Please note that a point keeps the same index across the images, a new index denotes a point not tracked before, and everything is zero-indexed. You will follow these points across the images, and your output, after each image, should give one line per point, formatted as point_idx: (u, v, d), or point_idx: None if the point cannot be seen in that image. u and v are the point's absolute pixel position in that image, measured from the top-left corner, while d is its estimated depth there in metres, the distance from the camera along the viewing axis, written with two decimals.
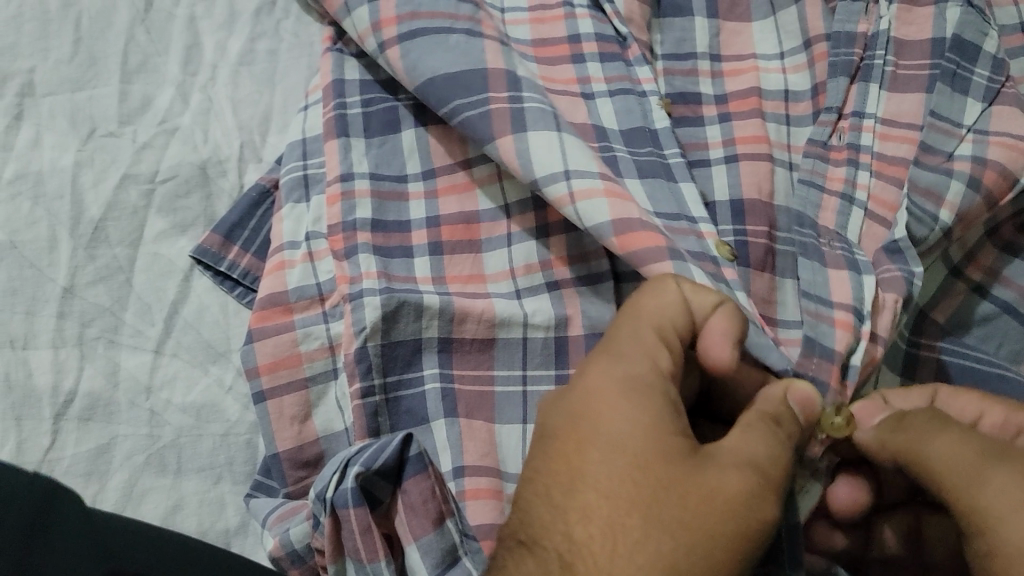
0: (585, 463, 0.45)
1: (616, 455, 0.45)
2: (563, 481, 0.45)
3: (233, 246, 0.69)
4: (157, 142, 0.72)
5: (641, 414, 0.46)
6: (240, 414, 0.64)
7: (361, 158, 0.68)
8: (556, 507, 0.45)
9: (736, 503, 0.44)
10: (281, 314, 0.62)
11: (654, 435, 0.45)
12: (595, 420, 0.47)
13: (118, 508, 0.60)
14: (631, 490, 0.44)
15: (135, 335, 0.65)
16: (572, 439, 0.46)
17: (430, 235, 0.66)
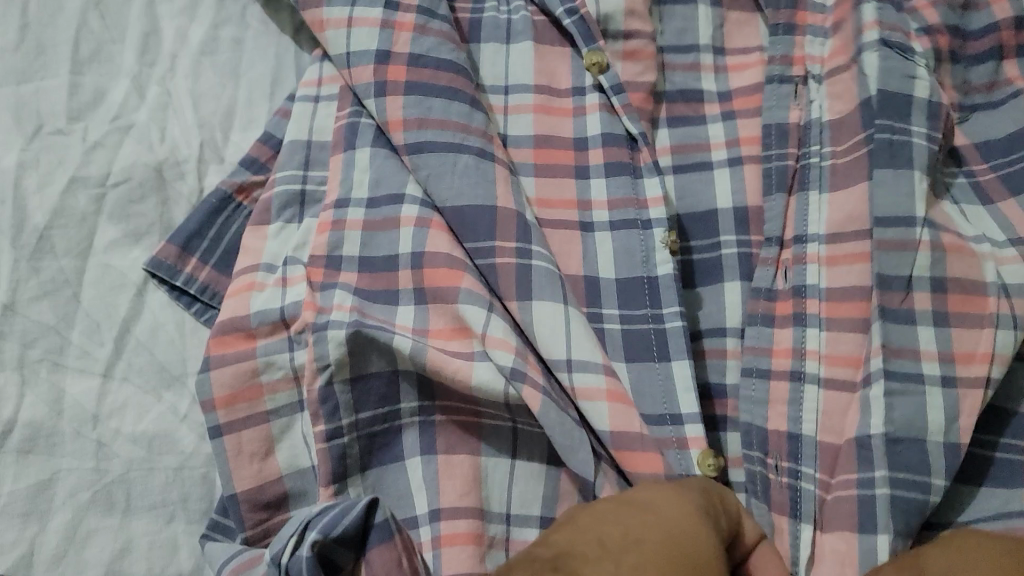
0: (599, 554, 0.43)
1: (614, 562, 0.43)
2: (557, 559, 0.43)
3: (191, 258, 0.63)
4: (109, 141, 0.66)
5: (652, 544, 0.44)
6: (196, 445, 0.59)
7: (361, 176, 0.62)
8: (540, 569, 0.43)
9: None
10: (243, 342, 0.57)
11: (671, 528, 0.46)
12: (607, 542, 0.45)
13: (60, 552, 0.54)
14: (614, 571, 0.42)
15: (82, 357, 0.60)
16: (582, 547, 0.44)
17: (414, 277, 0.58)
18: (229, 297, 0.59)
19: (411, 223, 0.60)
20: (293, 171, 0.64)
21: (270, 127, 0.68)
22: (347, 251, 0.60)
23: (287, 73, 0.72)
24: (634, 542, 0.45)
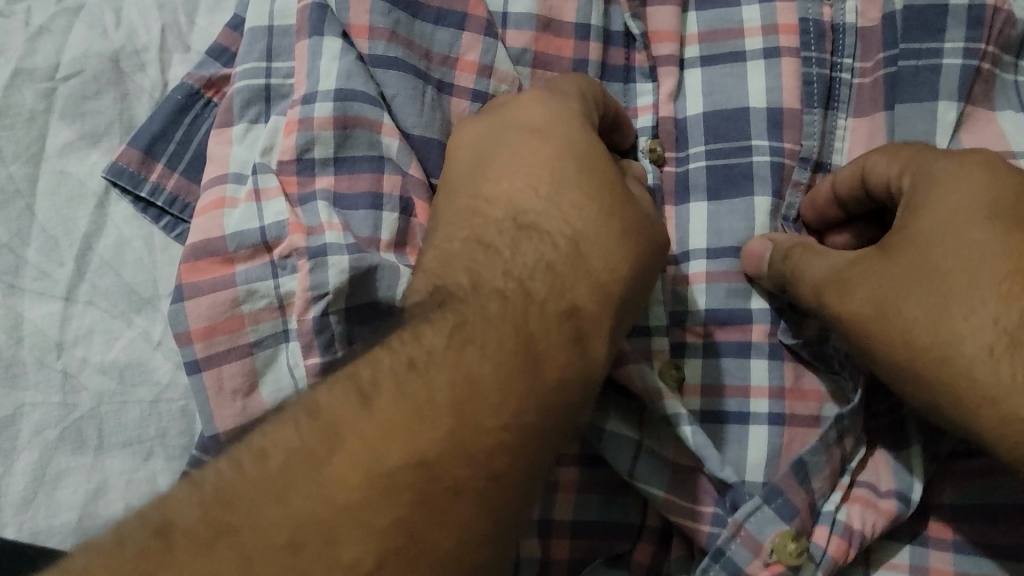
0: (482, 174, 0.46)
1: (522, 239, 0.43)
2: (374, 417, 0.34)
3: (156, 164, 0.56)
4: (57, 26, 0.58)
5: (547, 121, 0.46)
6: (172, 375, 0.54)
7: (330, 66, 0.53)
8: (288, 471, 0.33)
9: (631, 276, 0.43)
10: (219, 267, 0.51)
11: (584, 137, 0.45)
12: (494, 147, 0.46)
13: (28, 495, 0.50)
14: (359, 533, 0.33)
15: (40, 278, 0.54)
16: (480, 162, 0.47)
17: (400, 187, 0.53)
18: (199, 215, 0.53)
19: (394, 131, 0.53)
20: (255, 63, 0.56)
21: (239, 9, 0.59)
22: (321, 154, 0.52)
23: None
24: (475, 415, 0.36)
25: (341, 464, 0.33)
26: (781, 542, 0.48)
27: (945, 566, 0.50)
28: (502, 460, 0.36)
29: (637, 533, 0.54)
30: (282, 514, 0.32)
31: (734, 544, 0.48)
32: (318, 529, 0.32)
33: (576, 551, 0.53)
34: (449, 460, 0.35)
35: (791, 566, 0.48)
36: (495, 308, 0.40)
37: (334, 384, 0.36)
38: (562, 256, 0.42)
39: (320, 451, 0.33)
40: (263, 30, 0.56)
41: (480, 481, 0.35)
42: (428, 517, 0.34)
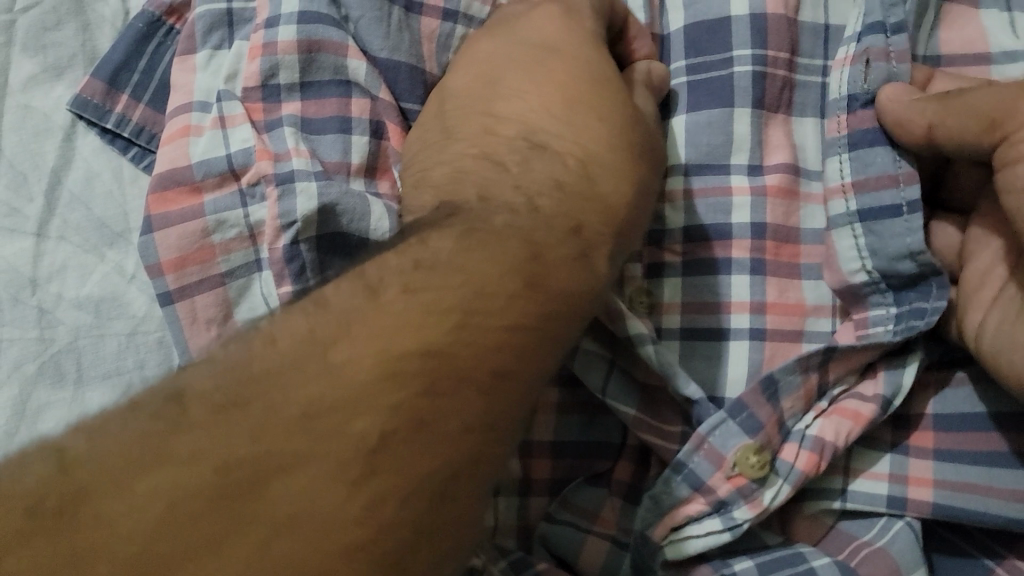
0: (498, 91, 0.47)
1: (541, 156, 0.43)
2: (387, 314, 0.33)
3: (121, 95, 0.55)
4: None
5: (555, 47, 0.47)
6: (147, 308, 0.53)
7: None
8: (310, 353, 0.31)
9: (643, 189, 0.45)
10: (187, 197, 0.51)
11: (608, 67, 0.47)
12: (503, 64, 0.48)
13: (10, 429, 0.51)
14: (377, 422, 0.30)
15: (10, 214, 0.53)
16: (490, 82, 0.47)
17: (372, 110, 0.53)
18: (165, 144, 0.52)
19: (362, 57, 0.52)
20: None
21: None
22: (285, 80, 0.52)
23: None
24: (495, 314, 0.35)
25: (367, 351, 0.32)
26: (743, 454, 0.48)
27: (925, 474, 0.50)
28: (520, 373, 0.35)
29: (617, 451, 0.54)
30: (296, 402, 0.30)
31: (696, 459, 0.49)
32: (345, 408, 0.30)
33: (557, 472, 0.54)
34: (471, 358, 0.33)
35: (753, 478, 0.48)
36: (520, 221, 0.39)
37: (355, 277, 0.35)
38: (574, 167, 0.43)
39: (343, 335, 0.32)
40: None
41: (499, 380, 0.34)
42: (450, 411, 0.32)
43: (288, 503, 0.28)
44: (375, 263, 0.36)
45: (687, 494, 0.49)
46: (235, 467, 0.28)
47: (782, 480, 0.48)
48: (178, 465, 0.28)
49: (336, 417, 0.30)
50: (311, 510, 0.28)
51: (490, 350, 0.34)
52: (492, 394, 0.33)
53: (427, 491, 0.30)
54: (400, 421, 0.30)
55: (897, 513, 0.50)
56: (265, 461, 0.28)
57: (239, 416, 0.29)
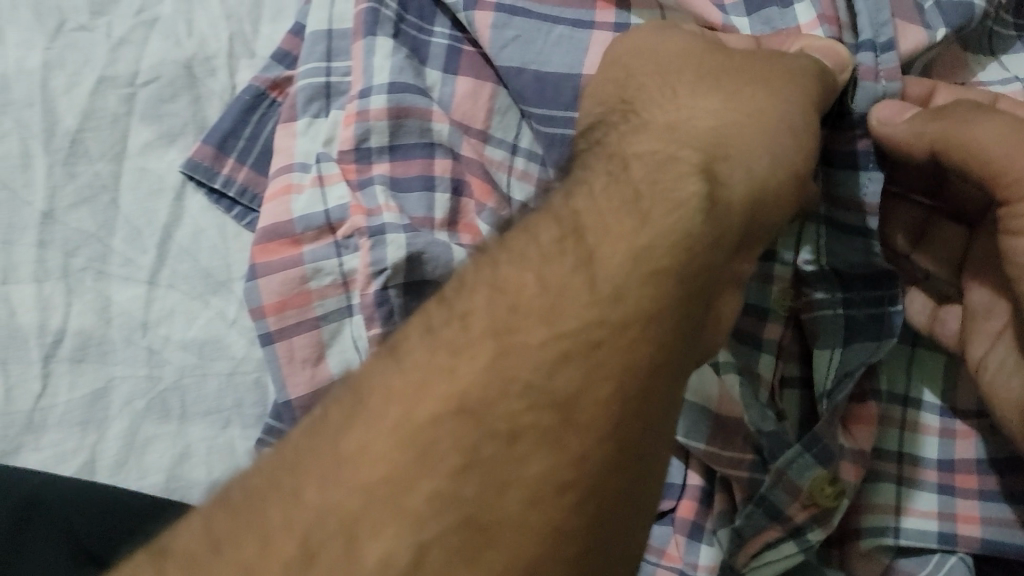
0: (632, 78, 0.43)
1: (674, 146, 0.39)
2: (514, 305, 0.33)
3: (227, 159, 0.61)
4: (135, 37, 0.63)
5: (690, 56, 0.42)
6: (246, 350, 0.58)
7: (384, 64, 0.58)
8: (436, 347, 0.32)
9: (778, 173, 0.39)
10: (288, 247, 0.56)
11: (766, 75, 0.41)
12: (648, 44, 0.44)
13: (121, 459, 0.55)
14: (501, 422, 0.31)
15: (125, 264, 0.59)
16: (626, 58, 0.44)
17: (454, 168, 0.58)
18: (268, 201, 0.58)
19: (445, 120, 0.58)
20: (316, 63, 0.61)
21: (299, 17, 0.65)
22: (376, 144, 0.57)
23: None
24: (613, 303, 0.34)
25: (486, 352, 0.32)
26: (817, 484, 0.50)
27: (974, 512, 0.52)
28: (645, 361, 0.33)
29: (679, 491, 0.56)
30: (420, 396, 0.31)
31: (775, 490, 0.51)
32: (470, 407, 0.31)
33: None
34: (588, 348, 0.33)
35: (827, 506, 0.51)
36: (641, 184, 0.37)
37: (482, 264, 0.35)
38: (697, 149, 0.39)
39: (463, 331, 0.33)
40: (323, 33, 0.61)
41: (624, 372, 0.33)
42: (570, 405, 0.32)
43: (431, 493, 0.30)
44: (492, 263, 0.35)
45: (766, 522, 0.51)
46: (378, 469, 0.30)
47: (847, 500, 0.51)
48: (313, 523, 0.29)
49: (470, 414, 0.31)
50: (451, 500, 0.30)
51: (613, 344, 0.33)
52: (624, 384, 0.33)
53: (566, 480, 0.31)
54: (526, 419, 0.31)
55: (949, 550, 0.52)
56: (409, 454, 0.30)
57: (374, 409, 0.31)
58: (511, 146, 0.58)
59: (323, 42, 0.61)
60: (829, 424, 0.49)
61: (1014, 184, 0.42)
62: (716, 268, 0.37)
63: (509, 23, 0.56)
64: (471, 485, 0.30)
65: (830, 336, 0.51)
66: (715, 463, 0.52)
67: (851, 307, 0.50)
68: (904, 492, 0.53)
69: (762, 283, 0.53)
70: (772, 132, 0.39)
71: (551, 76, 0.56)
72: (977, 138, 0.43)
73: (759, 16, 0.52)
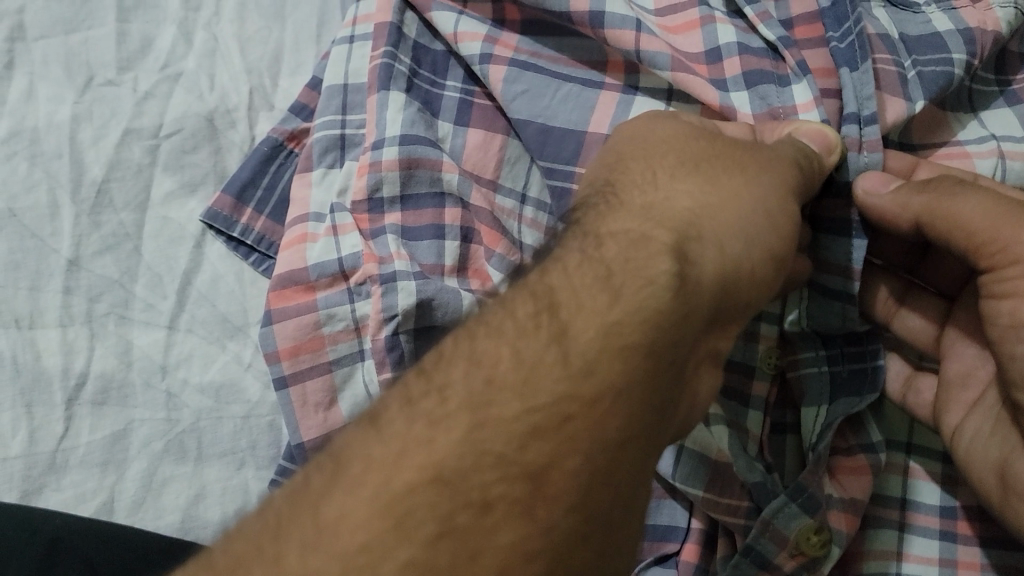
0: (618, 161, 0.44)
1: (647, 220, 0.40)
2: (489, 382, 0.35)
3: (246, 208, 0.64)
4: (159, 91, 0.66)
5: (673, 142, 0.44)
6: (261, 394, 0.60)
7: (396, 116, 0.60)
8: (413, 419, 0.34)
9: (750, 258, 0.41)
10: (303, 294, 0.58)
11: (745, 164, 0.43)
12: (637, 134, 0.46)
13: (138, 499, 0.57)
14: (474, 494, 0.33)
15: (146, 309, 0.61)
16: (612, 145, 0.46)
17: (464, 217, 0.60)
18: (285, 249, 0.60)
19: (455, 170, 0.60)
20: (333, 116, 0.63)
21: (316, 71, 0.67)
22: (388, 193, 0.59)
23: (332, 10, 0.70)
24: (586, 378, 0.35)
25: (462, 427, 0.34)
26: (802, 535, 0.51)
27: (974, 559, 0.53)
28: (615, 435, 0.35)
29: (683, 535, 0.57)
30: (396, 468, 0.33)
31: (763, 540, 0.52)
32: (444, 480, 0.33)
33: None
34: (558, 423, 0.34)
35: (815, 555, 0.52)
36: (615, 263, 0.38)
37: (462, 338, 0.37)
38: (673, 229, 0.40)
39: (440, 405, 0.35)
40: (339, 87, 0.64)
41: (592, 447, 0.34)
42: (540, 478, 0.33)
43: (404, 560, 0.31)
44: (472, 339, 0.36)
45: (753, 570, 0.53)
46: (356, 536, 0.32)
47: (837, 548, 0.52)
48: None
49: (444, 486, 0.33)
50: (424, 571, 0.31)
51: (585, 420, 0.34)
52: (593, 459, 0.34)
53: (532, 551, 0.33)
54: (497, 492, 0.33)
55: None
56: (384, 524, 0.32)
57: (353, 478, 0.33)
58: (519, 195, 0.60)
59: (340, 96, 0.64)
60: (811, 474, 0.51)
61: (1000, 250, 0.44)
62: (688, 344, 0.39)
63: (519, 79, 0.59)
64: (442, 554, 0.32)
65: (817, 392, 0.53)
66: (716, 514, 0.53)
67: (835, 364, 0.53)
68: (905, 539, 0.53)
69: (749, 342, 0.55)
70: (743, 217, 0.41)
71: (557, 131, 0.58)
72: (959, 211, 0.45)
73: (756, 91, 0.53)
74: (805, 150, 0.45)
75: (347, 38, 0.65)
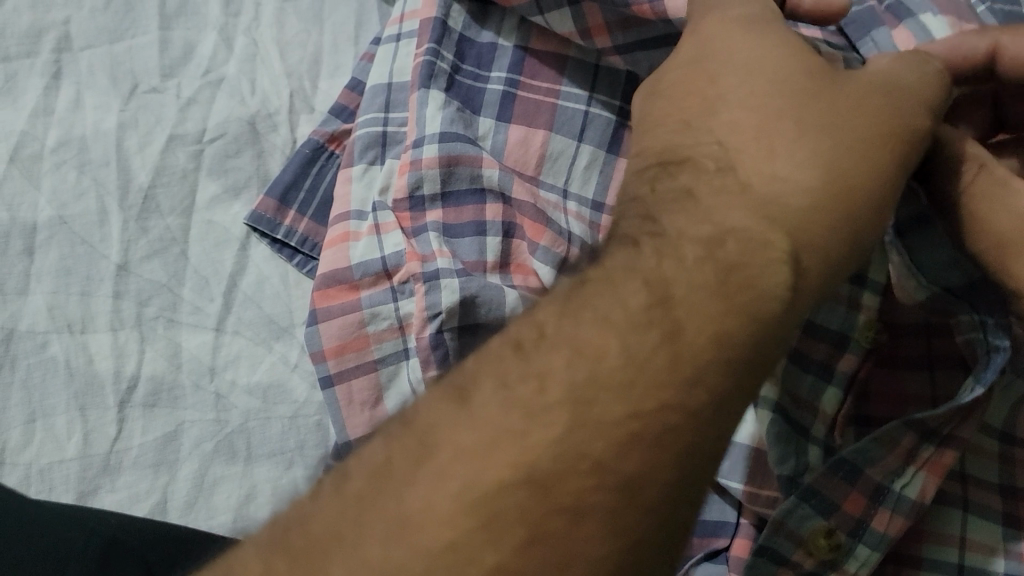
0: (702, 98, 0.42)
1: (745, 191, 0.38)
2: (595, 374, 0.33)
3: (289, 211, 0.65)
4: (203, 96, 0.67)
5: (759, 63, 0.42)
6: (308, 394, 0.61)
7: (435, 115, 0.60)
8: (521, 397, 0.32)
9: (847, 195, 0.39)
10: (348, 293, 0.58)
11: (838, 105, 0.40)
12: (720, 45, 0.43)
13: (191, 499, 0.57)
14: (569, 497, 0.31)
15: (194, 312, 0.62)
16: (700, 58, 0.43)
17: (506, 211, 0.60)
18: (328, 248, 0.60)
19: (496, 165, 0.60)
20: (376, 114, 0.64)
21: (357, 73, 0.69)
22: (429, 191, 0.59)
23: (369, 14, 0.72)
24: (689, 391, 0.33)
25: (561, 411, 0.32)
26: (815, 535, 0.50)
27: None
28: (703, 449, 0.33)
29: (734, 527, 0.57)
30: (494, 459, 0.31)
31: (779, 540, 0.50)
32: (536, 480, 0.31)
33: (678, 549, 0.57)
34: (658, 431, 0.32)
35: (826, 559, 0.50)
36: (729, 259, 0.36)
37: (561, 315, 0.34)
38: (759, 189, 0.38)
39: (540, 394, 0.32)
40: (382, 87, 0.65)
41: (684, 459, 0.33)
42: (636, 489, 0.32)
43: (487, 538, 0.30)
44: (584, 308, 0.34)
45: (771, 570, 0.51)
46: (445, 515, 0.30)
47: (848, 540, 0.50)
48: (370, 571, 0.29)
49: (534, 471, 0.31)
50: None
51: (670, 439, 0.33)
52: (681, 474, 0.33)
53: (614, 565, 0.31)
54: (595, 498, 0.31)
55: None
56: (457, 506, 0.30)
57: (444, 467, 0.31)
58: (561, 191, 0.61)
59: (383, 95, 0.65)
60: (826, 476, 0.50)
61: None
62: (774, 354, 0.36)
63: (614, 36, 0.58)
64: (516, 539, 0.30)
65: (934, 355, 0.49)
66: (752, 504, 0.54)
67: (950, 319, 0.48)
68: (969, 522, 0.52)
69: (850, 311, 0.55)
70: (840, 150, 0.39)
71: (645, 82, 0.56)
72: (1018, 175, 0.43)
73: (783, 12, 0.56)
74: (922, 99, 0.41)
75: (395, 35, 0.66)
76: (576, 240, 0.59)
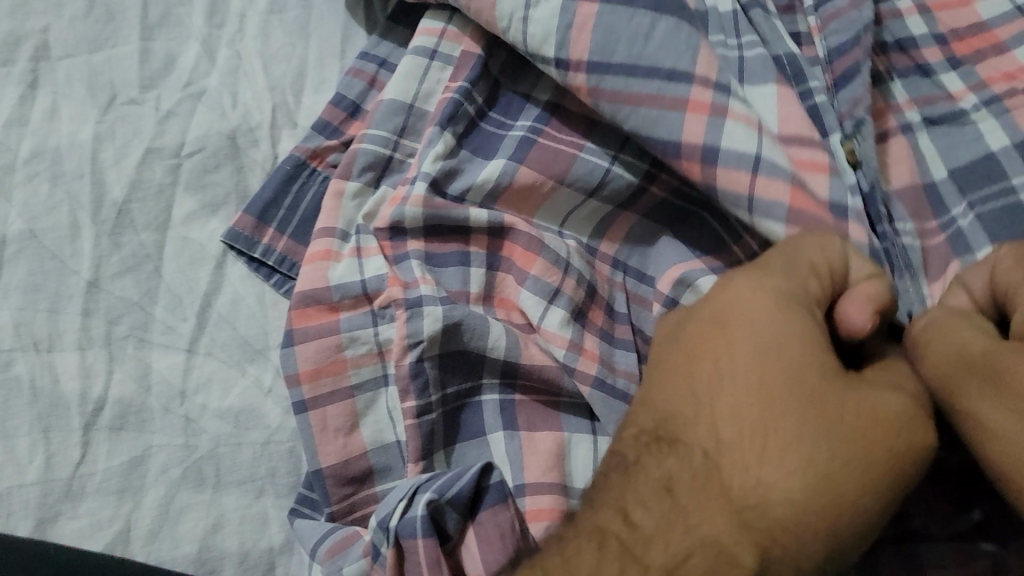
0: (722, 302, 0.47)
1: (725, 517, 0.43)
2: (572, 573, 0.43)
3: (267, 228, 0.62)
4: (182, 109, 0.65)
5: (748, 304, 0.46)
6: (281, 420, 0.59)
7: (437, 144, 0.60)
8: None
9: (781, 537, 0.42)
10: (326, 314, 0.57)
11: (813, 445, 0.42)
12: (738, 307, 0.46)
13: (155, 528, 0.55)
14: None
15: (166, 332, 0.60)
16: (717, 319, 0.46)
17: (492, 243, 0.59)
18: (306, 265, 0.58)
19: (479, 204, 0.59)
20: (387, 134, 0.62)
21: (341, 88, 0.66)
22: (413, 220, 0.58)
23: (356, 27, 0.70)
24: None
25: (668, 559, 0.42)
26: None
27: None
28: None
29: None
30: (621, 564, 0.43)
31: None
32: None
33: None
34: None
35: None
36: (683, 501, 0.44)
37: None
38: (742, 494, 0.43)
39: None
40: (404, 106, 0.63)
41: None
42: None
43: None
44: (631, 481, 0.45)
45: None
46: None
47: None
48: None
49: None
50: None
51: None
52: None
53: None
54: None
55: None
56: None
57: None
58: (556, 232, 0.60)
59: (401, 116, 0.63)
60: None
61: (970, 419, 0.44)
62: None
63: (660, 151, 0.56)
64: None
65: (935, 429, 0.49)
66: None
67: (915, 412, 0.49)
68: None
69: None
70: (829, 460, 0.42)
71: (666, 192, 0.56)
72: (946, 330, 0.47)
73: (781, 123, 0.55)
74: (908, 439, 0.42)
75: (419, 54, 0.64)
76: (574, 273, 0.57)
